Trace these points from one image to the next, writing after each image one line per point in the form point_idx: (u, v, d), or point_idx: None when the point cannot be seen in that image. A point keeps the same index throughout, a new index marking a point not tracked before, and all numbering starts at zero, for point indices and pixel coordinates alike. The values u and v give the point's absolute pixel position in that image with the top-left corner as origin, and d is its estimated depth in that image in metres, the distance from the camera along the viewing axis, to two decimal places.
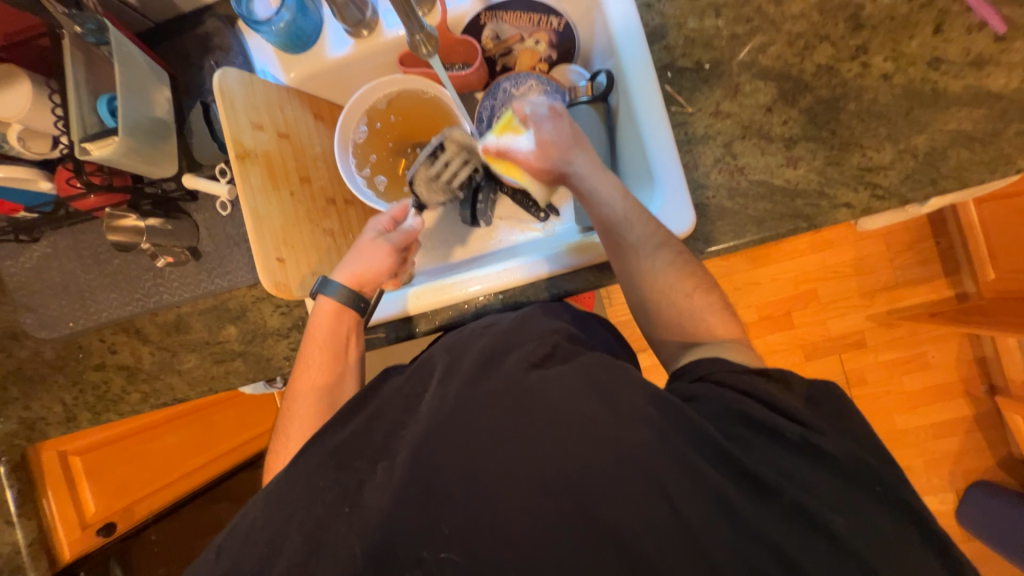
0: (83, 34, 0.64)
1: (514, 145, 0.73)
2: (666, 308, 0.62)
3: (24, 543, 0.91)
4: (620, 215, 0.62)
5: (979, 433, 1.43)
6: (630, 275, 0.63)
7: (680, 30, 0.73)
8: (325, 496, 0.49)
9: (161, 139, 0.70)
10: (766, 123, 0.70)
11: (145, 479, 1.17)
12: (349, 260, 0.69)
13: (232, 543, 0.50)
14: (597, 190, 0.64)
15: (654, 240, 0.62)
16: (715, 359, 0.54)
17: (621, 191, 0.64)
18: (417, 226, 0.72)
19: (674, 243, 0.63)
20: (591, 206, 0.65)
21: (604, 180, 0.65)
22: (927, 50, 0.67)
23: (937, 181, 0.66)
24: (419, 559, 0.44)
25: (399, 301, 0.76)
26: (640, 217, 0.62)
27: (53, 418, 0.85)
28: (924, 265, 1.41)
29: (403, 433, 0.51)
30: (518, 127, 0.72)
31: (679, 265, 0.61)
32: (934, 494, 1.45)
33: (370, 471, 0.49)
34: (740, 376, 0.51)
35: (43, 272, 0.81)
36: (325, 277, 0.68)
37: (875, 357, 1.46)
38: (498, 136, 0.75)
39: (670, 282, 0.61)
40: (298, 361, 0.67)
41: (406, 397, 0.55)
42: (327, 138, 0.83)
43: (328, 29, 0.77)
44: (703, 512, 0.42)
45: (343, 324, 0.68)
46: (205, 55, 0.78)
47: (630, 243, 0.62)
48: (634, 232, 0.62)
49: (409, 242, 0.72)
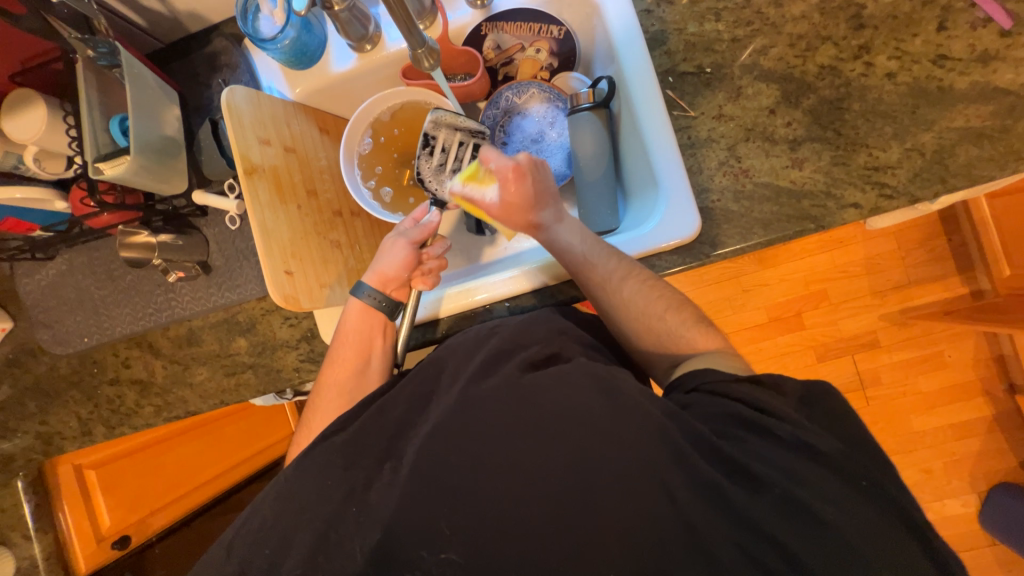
0: (95, 57, 0.65)
1: (482, 196, 0.64)
2: (654, 329, 0.60)
3: (41, 557, 0.94)
4: (581, 258, 0.63)
5: (1000, 433, 1.39)
6: (605, 311, 0.63)
7: (680, 34, 0.73)
8: (331, 496, 0.49)
9: (170, 157, 0.71)
10: (769, 124, 0.69)
11: (160, 493, 1.18)
12: (375, 261, 0.70)
13: (239, 547, 0.50)
14: (560, 239, 0.65)
15: (619, 272, 0.62)
16: (707, 370, 0.53)
17: (584, 235, 0.65)
18: (433, 218, 0.70)
19: (639, 271, 0.62)
20: (559, 255, 0.66)
21: (569, 228, 0.65)
22: (931, 48, 0.66)
23: (947, 179, 0.65)
24: (418, 559, 0.44)
25: (432, 302, 0.76)
26: (601, 256, 0.63)
27: (68, 432, 0.86)
28: (936, 263, 1.39)
29: (411, 434, 0.52)
30: (485, 179, 0.64)
31: (647, 290, 0.61)
32: (955, 497, 1.41)
33: (378, 473, 0.50)
34: (733, 386, 0.50)
35: (58, 289, 0.83)
36: (357, 281, 0.70)
37: (889, 357, 1.43)
38: (464, 183, 0.66)
39: (646, 307, 0.60)
40: (328, 357, 0.68)
41: (412, 398, 0.55)
42: (332, 150, 0.84)
43: (332, 44, 0.79)
44: (707, 510, 0.42)
45: (370, 324, 0.68)
46: (213, 73, 0.79)
47: (596, 282, 0.63)
48: (599, 269, 0.62)
49: (427, 235, 0.70)
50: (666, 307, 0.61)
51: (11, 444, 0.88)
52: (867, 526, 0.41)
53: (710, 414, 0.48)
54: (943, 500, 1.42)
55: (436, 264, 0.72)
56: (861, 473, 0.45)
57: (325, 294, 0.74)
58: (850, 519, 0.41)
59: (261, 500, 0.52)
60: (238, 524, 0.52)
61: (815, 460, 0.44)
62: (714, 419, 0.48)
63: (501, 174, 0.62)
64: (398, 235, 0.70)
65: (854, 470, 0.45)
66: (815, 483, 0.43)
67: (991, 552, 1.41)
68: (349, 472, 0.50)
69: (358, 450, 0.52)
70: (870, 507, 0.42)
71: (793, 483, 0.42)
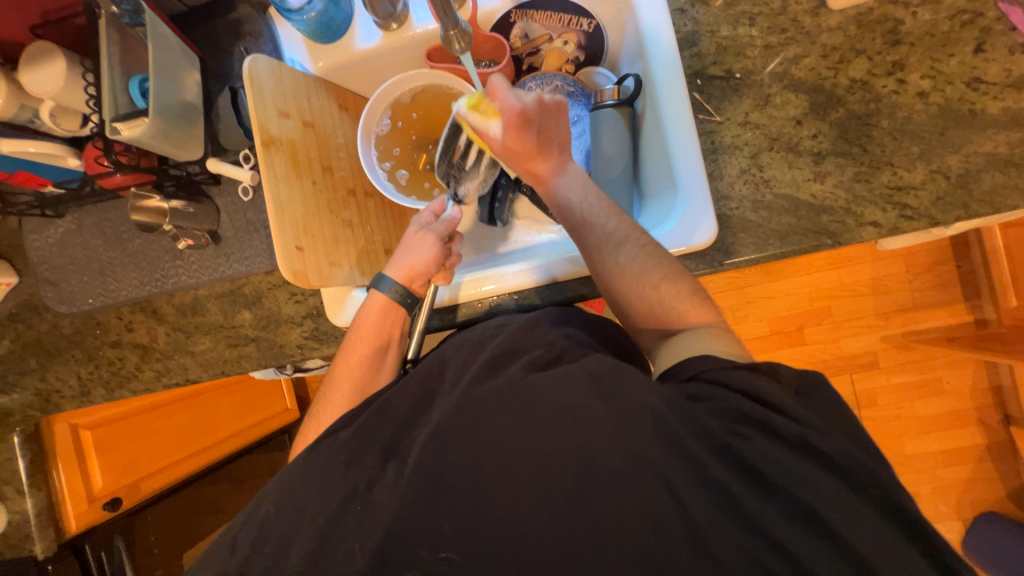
0: (119, 15, 0.64)
1: (488, 129, 0.68)
2: (647, 300, 0.60)
3: (32, 512, 0.94)
4: (581, 215, 0.65)
5: (991, 463, 1.39)
6: (600, 274, 0.62)
7: (712, 37, 0.72)
8: (335, 490, 0.49)
9: (189, 123, 0.70)
10: (794, 135, 0.69)
11: (152, 457, 1.18)
12: (398, 255, 0.70)
13: (244, 536, 0.50)
14: (567, 194, 0.67)
15: (617, 236, 0.62)
16: (704, 357, 0.52)
17: (583, 190, 0.66)
18: (457, 215, 0.74)
19: (639, 237, 0.62)
20: (559, 210, 0.67)
21: (573, 182, 0.67)
22: (967, 69, 0.65)
23: (970, 205, 0.64)
24: (418, 558, 0.44)
25: (448, 289, 0.75)
26: (600, 213, 0.64)
27: (67, 392, 0.86)
28: (943, 288, 1.39)
29: (415, 434, 0.52)
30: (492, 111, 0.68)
31: (644, 256, 0.60)
32: (941, 522, 1.42)
33: (380, 471, 0.50)
34: (732, 373, 0.49)
35: (66, 247, 0.82)
36: (378, 273, 0.69)
37: (887, 380, 1.43)
38: (469, 110, 0.69)
39: (642, 273, 0.59)
40: (341, 349, 0.67)
41: (417, 391, 0.55)
42: (350, 129, 0.83)
43: (358, 21, 0.78)
44: (719, 530, 0.41)
45: (388, 317, 0.68)
46: (235, 41, 0.78)
47: (592, 242, 0.63)
48: (599, 226, 0.63)
49: (450, 229, 0.73)
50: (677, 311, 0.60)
51: (10, 399, 0.89)
52: (871, 555, 0.40)
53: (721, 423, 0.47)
54: None
55: (455, 259, 0.74)
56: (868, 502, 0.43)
57: (335, 273, 0.73)
58: (856, 547, 0.40)
59: (266, 491, 0.53)
60: (244, 513, 0.52)
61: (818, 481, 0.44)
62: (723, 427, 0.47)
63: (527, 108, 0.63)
64: (422, 229, 0.72)
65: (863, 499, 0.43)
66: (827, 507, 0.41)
67: None
68: (352, 468, 0.50)
69: (362, 441, 0.52)
70: (879, 536, 0.41)
71: (798, 502, 0.42)
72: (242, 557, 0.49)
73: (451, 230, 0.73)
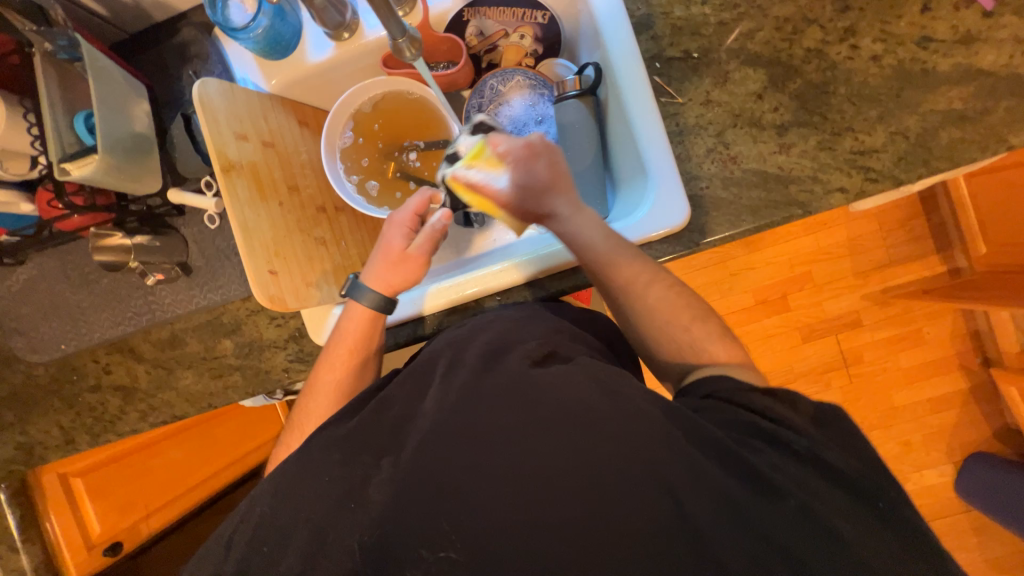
0: (54, 51, 0.62)
1: (491, 180, 0.65)
2: (671, 338, 0.59)
3: (29, 569, 0.92)
4: (606, 259, 0.61)
5: (975, 405, 1.44)
6: (627, 312, 0.61)
7: (666, 18, 0.72)
8: (331, 491, 0.48)
9: (143, 154, 0.68)
10: (756, 110, 0.69)
11: (151, 496, 1.17)
12: (383, 269, 0.68)
13: (237, 543, 0.49)
14: (579, 233, 0.62)
15: (646, 276, 0.60)
16: (722, 376, 0.53)
17: (604, 231, 0.62)
18: (444, 225, 0.68)
19: (666, 275, 0.61)
20: (576, 249, 0.63)
21: (588, 221, 0.62)
22: (915, 29, 0.66)
23: (930, 162, 0.65)
24: (418, 559, 0.43)
25: (415, 302, 0.76)
26: (625, 256, 0.61)
27: (50, 442, 0.84)
28: (916, 242, 1.42)
29: (410, 427, 0.51)
30: (494, 160, 0.65)
31: (673, 296, 0.59)
32: (933, 467, 1.46)
33: (375, 469, 0.49)
34: (746, 395, 0.50)
35: (31, 294, 0.79)
36: (355, 281, 0.68)
37: (870, 335, 1.47)
38: (468, 167, 0.67)
39: (668, 312, 0.59)
40: (322, 358, 0.66)
41: (411, 391, 0.55)
42: (313, 145, 0.81)
43: (308, 32, 0.76)
44: (711, 494, 0.42)
45: (364, 324, 0.67)
46: (183, 64, 0.76)
47: (619, 285, 0.60)
48: (625, 273, 0.60)
49: (434, 243, 0.68)
50: (680, 296, 0.60)
51: None
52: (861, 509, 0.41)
53: (717, 419, 0.48)
54: (921, 470, 1.47)
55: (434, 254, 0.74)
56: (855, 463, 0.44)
57: (312, 293, 0.72)
58: None
59: (260, 490, 0.52)
60: (231, 531, 0.51)
61: None
62: (722, 422, 0.48)
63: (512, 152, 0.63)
64: (409, 244, 0.68)
65: None
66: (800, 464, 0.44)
67: (967, 519, 1.46)
68: (344, 468, 0.49)
69: (354, 445, 0.51)
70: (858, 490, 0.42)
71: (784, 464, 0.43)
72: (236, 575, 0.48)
73: (436, 244, 0.69)
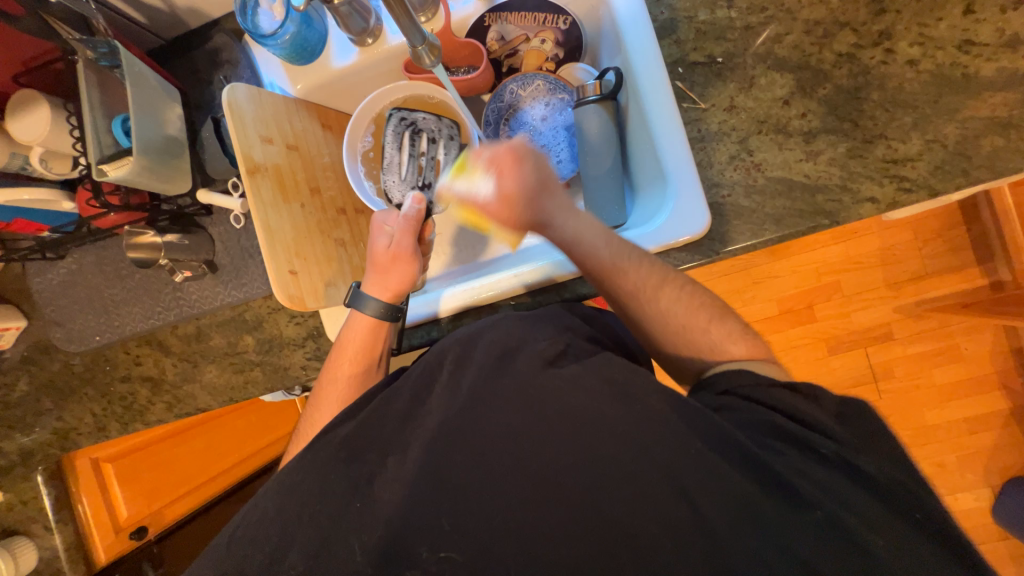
0: (96, 58, 0.66)
1: (476, 189, 0.62)
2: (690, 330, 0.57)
3: (63, 547, 0.98)
4: (610, 264, 0.57)
5: (1016, 427, 1.36)
6: (638, 320, 0.58)
7: (691, 22, 0.70)
8: (338, 487, 0.49)
9: (173, 156, 0.71)
10: (783, 116, 0.67)
11: (175, 483, 1.23)
12: (376, 274, 0.69)
13: (241, 537, 0.50)
14: (579, 237, 0.58)
15: (655, 279, 0.57)
16: (741, 371, 0.51)
17: (606, 235, 0.58)
18: (415, 208, 0.67)
19: (677, 275, 0.58)
20: (577, 255, 0.59)
21: (586, 224, 0.59)
22: (956, 33, 0.63)
23: (969, 172, 0.62)
24: (420, 557, 0.44)
25: (436, 303, 0.76)
26: (631, 260, 0.57)
27: (83, 429, 0.88)
28: (955, 253, 1.35)
29: (418, 424, 0.51)
30: (476, 173, 0.62)
31: (686, 296, 0.57)
32: (967, 491, 1.38)
33: (381, 465, 0.49)
34: (768, 390, 0.49)
35: (69, 288, 0.84)
36: (355, 292, 0.68)
37: (903, 350, 1.40)
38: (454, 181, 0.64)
39: (688, 306, 0.56)
40: (328, 363, 0.68)
41: (415, 386, 0.54)
42: (336, 147, 0.83)
43: (333, 38, 0.78)
44: (724, 510, 0.41)
45: (368, 331, 0.68)
46: (215, 69, 0.79)
47: (627, 292, 0.57)
48: (630, 275, 0.57)
49: (411, 230, 0.68)
50: (704, 300, 0.57)
51: (28, 440, 0.90)
52: (872, 532, 0.40)
53: (740, 420, 0.46)
54: (955, 493, 1.39)
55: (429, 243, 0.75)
56: (875, 486, 0.43)
57: (329, 293, 0.73)
58: (855, 518, 0.41)
59: (269, 483, 0.53)
60: (239, 518, 0.52)
61: (826, 463, 0.43)
62: (741, 421, 0.46)
63: (492, 165, 0.60)
64: (391, 243, 0.69)
65: (870, 482, 0.43)
66: (819, 479, 0.42)
67: (1003, 546, 1.38)
68: (352, 465, 0.50)
69: (361, 443, 0.51)
70: (873, 515, 0.41)
71: (792, 480, 0.42)
72: (242, 561, 0.49)
73: (415, 234, 0.69)
